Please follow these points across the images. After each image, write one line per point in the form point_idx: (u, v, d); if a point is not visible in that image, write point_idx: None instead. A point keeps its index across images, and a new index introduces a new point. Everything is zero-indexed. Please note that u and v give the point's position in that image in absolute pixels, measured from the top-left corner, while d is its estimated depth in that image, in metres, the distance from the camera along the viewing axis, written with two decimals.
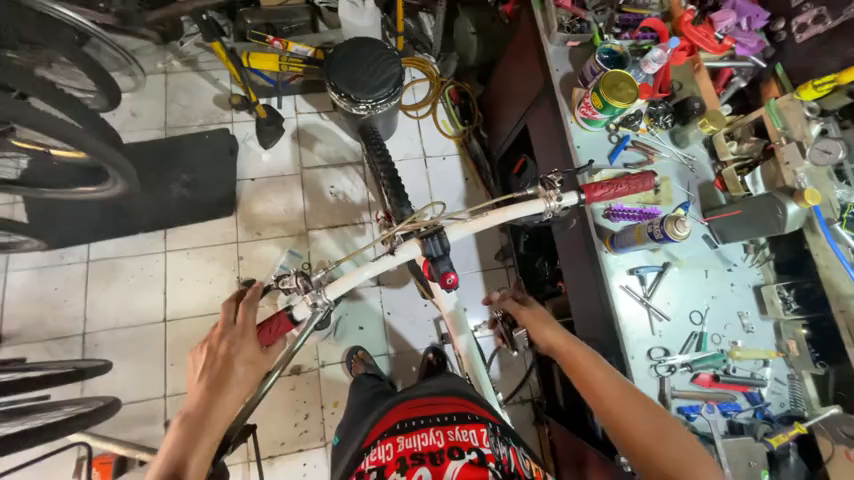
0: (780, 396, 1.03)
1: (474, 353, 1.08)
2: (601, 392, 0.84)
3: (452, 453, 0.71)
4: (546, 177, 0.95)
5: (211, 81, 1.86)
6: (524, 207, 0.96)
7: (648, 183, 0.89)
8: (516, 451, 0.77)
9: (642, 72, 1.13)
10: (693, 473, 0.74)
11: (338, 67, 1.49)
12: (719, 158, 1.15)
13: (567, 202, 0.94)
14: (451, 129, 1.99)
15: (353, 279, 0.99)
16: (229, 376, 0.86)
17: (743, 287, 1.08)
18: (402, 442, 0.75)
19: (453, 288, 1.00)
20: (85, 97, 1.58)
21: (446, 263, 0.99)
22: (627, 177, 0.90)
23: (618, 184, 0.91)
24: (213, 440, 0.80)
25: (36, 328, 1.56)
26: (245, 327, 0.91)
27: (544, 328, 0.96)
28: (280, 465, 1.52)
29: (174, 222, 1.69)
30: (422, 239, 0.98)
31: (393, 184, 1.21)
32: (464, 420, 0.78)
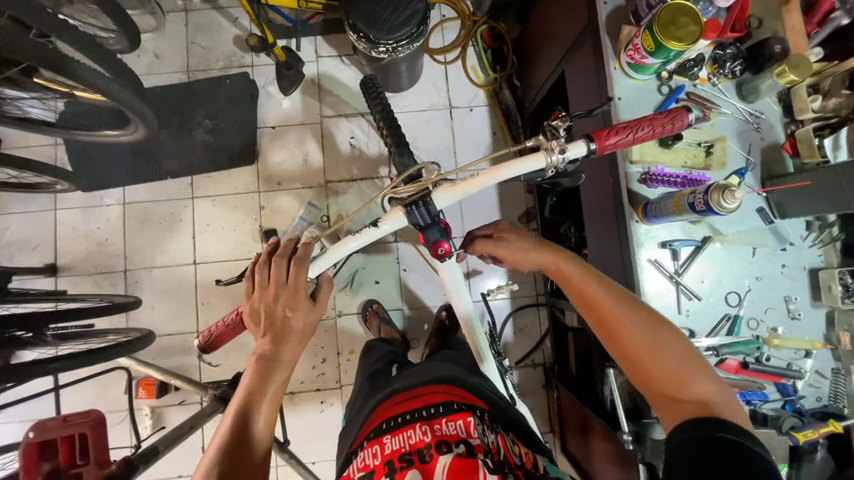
0: (818, 390, 0.94)
1: (474, 319, 1.08)
2: (594, 306, 0.78)
3: (440, 447, 0.66)
4: (549, 124, 0.83)
5: (231, 20, 1.78)
6: (522, 164, 0.85)
7: (678, 122, 0.78)
8: (505, 436, 0.74)
9: (713, 5, 0.93)
10: (689, 381, 0.71)
11: (359, 2, 1.35)
12: (795, 116, 0.96)
13: (572, 154, 0.83)
14: (480, 77, 1.81)
15: (339, 251, 0.94)
16: (285, 327, 0.86)
17: (797, 269, 0.95)
18: (388, 443, 0.70)
19: (446, 257, 0.97)
20: (108, 37, 1.56)
21: (436, 231, 0.94)
22: (652, 118, 0.78)
23: (638, 127, 0.79)
24: (272, 400, 0.82)
25: (84, 263, 1.70)
26: (297, 287, 0.87)
27: (528, 253, 0.88)
28: (300, 401, 1.65)
29: (199, 169, 1.73)
30: (407, 206, 0.92)
31: (393, 132, 1.09)
32: (451, 410, 0.73)
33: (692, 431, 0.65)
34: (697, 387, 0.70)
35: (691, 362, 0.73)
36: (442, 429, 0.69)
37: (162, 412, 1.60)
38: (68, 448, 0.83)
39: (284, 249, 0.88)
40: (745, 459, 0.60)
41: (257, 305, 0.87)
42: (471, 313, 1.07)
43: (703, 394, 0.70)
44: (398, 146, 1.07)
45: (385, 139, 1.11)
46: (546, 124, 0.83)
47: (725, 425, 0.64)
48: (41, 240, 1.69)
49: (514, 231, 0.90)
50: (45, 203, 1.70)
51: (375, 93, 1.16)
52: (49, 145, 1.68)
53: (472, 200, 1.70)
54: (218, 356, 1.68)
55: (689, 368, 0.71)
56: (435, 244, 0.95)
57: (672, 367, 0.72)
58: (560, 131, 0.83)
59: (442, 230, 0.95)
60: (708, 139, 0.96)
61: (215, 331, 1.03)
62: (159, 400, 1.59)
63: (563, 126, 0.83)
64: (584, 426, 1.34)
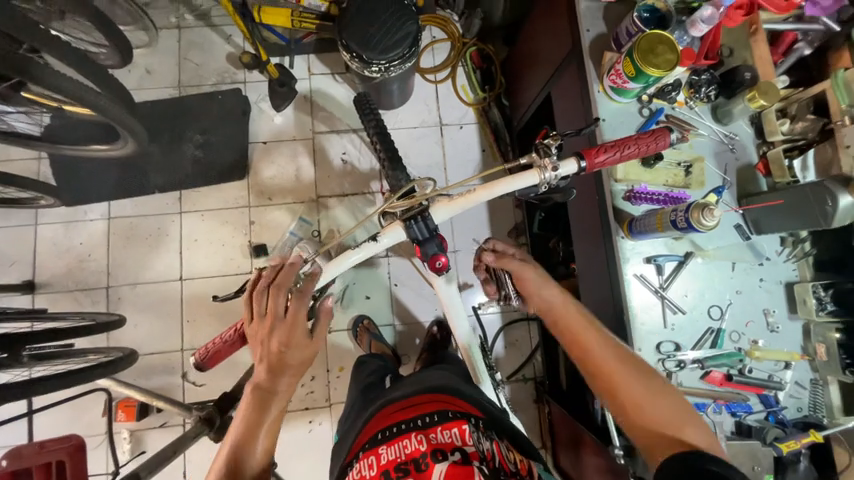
0: (798, 401, 0.97)
1: (466, 333, 1.10)
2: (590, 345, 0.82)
3: (435, 456, 0.66)
4: (541, 143, 0.88)
5: (224, 37, 1.80)
6: (517, 180, 0.90)
7: (662, 141, 0.83)
8: (500, 443, 0.74)
9: (688, 35, 1.00)
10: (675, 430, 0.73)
11: (352, 24, 1.40)
12: (767, 138, 1.01)
13: (564, 171, 0.88)
14: (470, 95, 1.86)
15: (339, 266, 0.99)
16: (282, 357, 0.85)
17: (774, 283, 0.99)
18: (384, 453, 0.70)
19: (444, 270, 0.99)
20: (99, 53, 1.56)
21: (433, 245, 0.97)
22: (637, 138, 0.83)
23: (624, 146, 0.83)
24: (268, 436, 0.80)
25: (65, 280, 1.65)
26: (296, 317, 0.87)
27: (540, 288, 0.91)
28: (288, 421, 1.61)
29: (189, 184, 1.72)
30: (405, 221, 0.95)
31: (387, 148, 1.13)
32: (446, 419, 0.73)
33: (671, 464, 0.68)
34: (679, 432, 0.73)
35: (678, 410, 0.75)
36: (437, 438, 0.70)
37: (143, 435, 1.54)
38: (44, 477, 0.80)
39: (283, 281, 0.89)
40: None
41: (256, 334, 0.87)
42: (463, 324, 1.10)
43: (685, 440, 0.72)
44: (392, 161, 1.10)
45: (379, 154, 1.14)
46: (539, 141, 0.88)
47: (706, 458, 0.66)
48: (20, 256, 1.64)
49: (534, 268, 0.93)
50: (26, 218, 1.65)
51: (370, 112, 1.21)
52: (33, 159, 1.65)
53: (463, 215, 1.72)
54: (203, 374, 1.64)
55: (675, 414, 0.74)
56: (432, 259, 0.97)
57: (659, 415, 0.74)
58: (552, 148, 0.87)
59: (440, 244, 0.97)
60: (686, 159, 1.01)
61: (209, 351, 1.14)
62: (139, 422, 1.53)
63: (555, 144, 0.88)
64: (575, 441, 1.34)
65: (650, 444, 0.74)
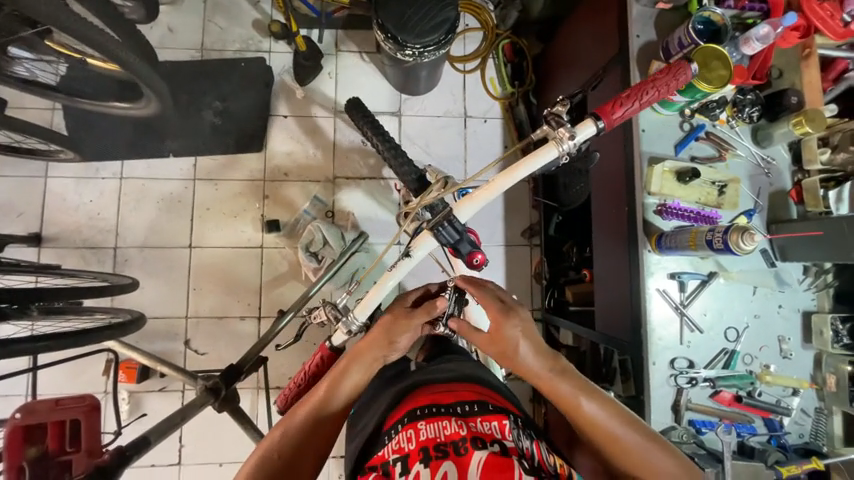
0: (801, 427, 0.99)
1: None
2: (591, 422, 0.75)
3: (475, 443, 0.67)
4: (550, 112, 0.86)
5: (252, 3, 1.74)
6: (536, 157, 0.87)
7: (683, 75, 0.81)
8: (540, 445, 0.73)
9: (738, 51, 0.97)
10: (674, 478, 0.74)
11: (388, 5, 1.35)
12: (804, 166, 1.01)
13: (583, 135, 0.85)
14: (498, 89, 1.82)
15: (379, 293, 0.99)
16: (357, 353, 0.84)
17: (792, 311, 1.00)
18: (423, 429, 0.70)
19: (484, 266, 0.96)
20: (123, 6, 1.50)
21: (466, 245, 0.94)
22: (652, 80, 0.81)
23: (642, 92, 0.82)
24: (312, 457, 0.77)
25: (72, 236, 1.62)
26: (373, 344, 0.84)
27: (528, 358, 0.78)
28: None
29: (204, 150, 1.68)
30: (433, 228, 0.93)
31: (386, 143, 1.09)
32: (486, 410, 0.74)
33: None
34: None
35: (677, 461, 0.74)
36: (477, 427, 0.70)
37: (141, 398, 1.54)
38: (57, 434, 0.80)
39: (400, 311, 0.86)
40: None
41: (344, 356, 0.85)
42: None
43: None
44: (394, 154, 1.07)
45: (380, 153, 1.11)
46: (547, 113, 0.86)
47: None
48: (28, 208, 1.61)
49: (522, 324, 0.79)
50: (36, 169, 1.62)
51: (363, 116, 1.18)
52: (46, 109, 1.61)
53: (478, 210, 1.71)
54: (206, 343, 1.64)
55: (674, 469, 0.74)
56: (468, 257, 0.94)
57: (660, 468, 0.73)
58: (563, 116, 0.85)
59: (472, 242, 0.94)
60: (722, 179, 1.00)
61: (288, 393, 1.08)
62: (139, 384, 1.53)
63: (565, 112, 0.85)
64: None
65: None
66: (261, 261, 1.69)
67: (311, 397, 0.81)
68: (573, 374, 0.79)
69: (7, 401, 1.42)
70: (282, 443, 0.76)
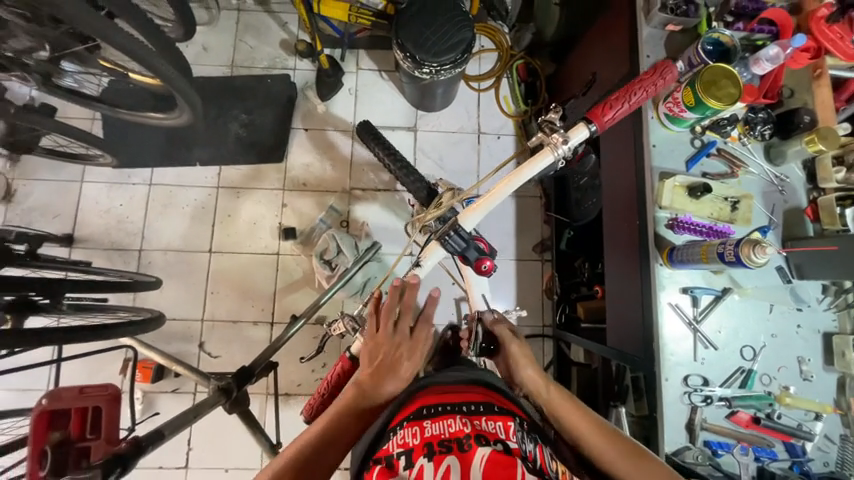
0: (826, 455, 0.94)
1: None
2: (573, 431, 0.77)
3: (479, 440, 0.68)
4: (544, 123, 0.90)
5: (280, 24, 1.86)
6: (535, 161, 0.90)
7: (665, 75, 0.89)
8: (544, 449, 0.72)
9: (749, 71, 0.99)
10: None
11: (407, 26, 1.44)
12: (819, 184, 1.00)
13: (576, 139, 0.89)
14: (511, 107, 1.88)
15: None
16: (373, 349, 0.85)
17: (811, 331, 0.97)
18: (428, 426, 0.70)
19: (491, 274, 0.97)
20: (164, 26, 1.62)
21: (474, 250, 0.95)
22: (638, 83, 0.88)
23: (630, 94, 0.88)
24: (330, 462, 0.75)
25: (101, 238, 1.71)
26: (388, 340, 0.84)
27: (528, 366, 0.86)
28: (294, 404, 1.62)
29: (229, 160, 1.77)
30: (440, 237, 0.94)
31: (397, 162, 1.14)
32: (492, 411, 0.73)
33: None
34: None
35: None
36: (481, 425, 0.70)
37: (154, 398, 1.57)
38: (80, 420, 0.83)
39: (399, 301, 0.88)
40: None
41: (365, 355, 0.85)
42: None
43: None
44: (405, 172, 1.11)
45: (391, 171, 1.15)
46: (541, 121, 0.90)
47: None
48: (63, 210, 1.71)
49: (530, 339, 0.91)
50: (73, 174, 1.72)
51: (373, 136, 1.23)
52: (88, 118, 1.73)
53: (489, 223, 1.73)
54: (219, 347, 1.68)
55: None
56: (477, 263, 0.95)
57: None
58: (557, 123, 0.89)
59: (479, 249, 0.95)
60: (735, 195, 1.00)
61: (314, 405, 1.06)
62: (153, 385, 1.56)
63: (559, 118, 0.89)
64: None
65: None
66: (276, 267, 1.74)
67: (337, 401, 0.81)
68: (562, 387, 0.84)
69: (27, 394, 1.47)
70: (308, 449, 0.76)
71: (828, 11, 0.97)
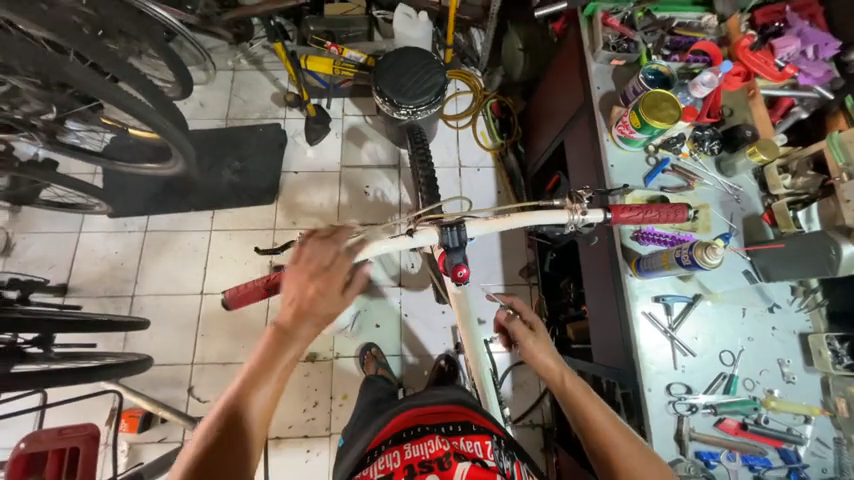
0: (822, 460, 0.92)
1: (485, 373, 1.14)
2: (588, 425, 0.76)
3: (459, 457, 0.68)
4: (576, 191, 0.91)
5: (271, 80, 2.03)
6: (548, 216, 0.92)
7: (680, 214, 0.87)
8: (520, 466, 0.74)
9: (690, 95, 1.09)
10: None
11: (385, 74, 1.57)
12: (771, 191, 1.06)
13: (591, 219, 0.91)
14: (488, 141, 2.01)
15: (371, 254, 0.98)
16: (317, 273, 0.76)
17: (786, 332, 0.99)
18: (408, 449, 0.70)
19: (464, 283, 1.01)
20: (164, 86, 1.77)
21: (459, 255, 0.99)
22: (660, 206, 0.87)
23: (648, 209, 0.87)
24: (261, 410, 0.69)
25: (95, 286, 1.74)
26: (334, 271, 0.76)
27: (546, 356, 0.88)
28: (286, 447, 1.57)
29: (223, 204, 1.85)
30: (441, 226, 0.96)
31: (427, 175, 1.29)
32: (470, 431, 0.74)
33: None
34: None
35: None
36: (460, 444, 0.70)
37: (140, 449, 1.52)
38: (57, 464, 0.82)
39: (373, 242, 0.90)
40: None
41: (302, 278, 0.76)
42: (479, 357, 1.15)
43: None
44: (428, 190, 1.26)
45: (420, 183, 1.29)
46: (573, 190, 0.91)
47: None
48: (60, 259, 1.76)
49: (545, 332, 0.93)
50: (72, 225, 1.79)
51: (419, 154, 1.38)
52: (89, 172, 1.83)
53: (475, 251, 1.78)
54: (209, 391, 1.65)
55: None
56: (454, 269, 0.99)
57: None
58: (584, 198, 0.91)
59: (464, 257, 0.99)
60: (693, 206, 1.07)
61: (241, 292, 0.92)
62: (140, 435, 1.52)
63: (587, 194, 0.91)
64: None
65: None
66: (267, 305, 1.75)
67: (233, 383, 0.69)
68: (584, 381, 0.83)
69: None
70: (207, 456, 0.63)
71: (750, 41, 1.08)
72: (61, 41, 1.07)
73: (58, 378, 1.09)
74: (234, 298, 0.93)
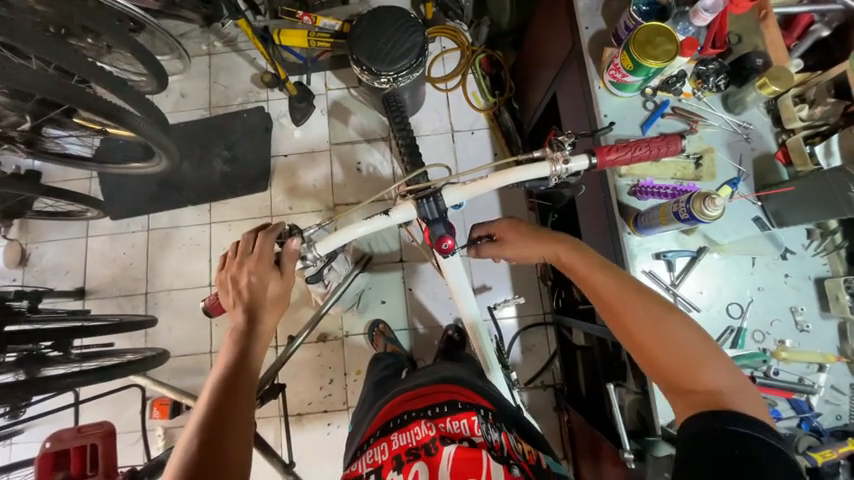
0: (837, 407, 0.89)
1: (480, 327, 1.10)
2: (597, 293, 0.79)
3: (445, 439, 0.67)
4: (556, 138, 0.87)
5: (249, 60, 1.94)
6: (529, 169, 0.88)
7: (672, 147, 0.79)
8: (509, 436, 0.75)
9: (692, 25, 0.97)
10: (698, 367, 0.69)
11: (360, 40, 1.47)
12: (785, 126, 0.96)
13: (574, 167, 0.86)
14: (480, 102, 1.89)
15: (344, 236, 0.98)
16: (260, 264, 0.88)
17: (801, 279, 0.93)
18: (396, 439, 0.71)
19: (449, 254, 0.98)
20: (140, 81, 1.71)
21: (441, 225, 0.96)
22: (649, 140, 0.79)
23: (637, 146, 0.80)
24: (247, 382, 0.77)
25: (110, 287, 1.81)
26: (262, 253, 0.89)
27: (534, 246, 0.90)
28: (307, 422, 1.65)
29: (217, 196, 1.84)
30: (418, 198, 0.94)
31: (408, 144, 1.19)
32: (456, 410, 0.74)
33: (697, 421, 0.64)
34: (705, 377, 0.68)
35: (705, 349, 0.70)
36: (446, 427, 0.71)
37: (174, 433, 1.63)
38: (80, 458, 0.94)
39: (273, 228, 0.93)
40: (752, 457, 0.58)
41: (236, 272, 0.88)
42: (477, 318, 1.10)
43: (714, 385, 0.67)
44: (412, 156, 1.17)
45: (402, 156, 1.19)
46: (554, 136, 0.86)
47: (737, 418, 0.62)
48: (73, 265, 1.82)
49: (514, 229, 0.93)
50: (78, 231, 1.84)
51: (402, 124, 1.27)
52: (85, 177, 1.84)
53: (475, 218, 1.72)
54: None
55: (701, 356, 0.69)
56: (439, 240, 0.97)
57: (679, 342, 0.71)
58: (566, 144, 0.86)
59: (447, 227, 0.97)
60: (695, 152, 0.98)
61: (222, 283, 0.88)
62: (172, 420, 1.62)
63: (569, 140, 0.86)
64: (595, 453, 1.26)
65: (676, 392, 0.70)
66: None
67: (210, 382, 0.76)
68: (587, 250, 0.84)
69: None
70: (204, 435, 0.67)
71: None
72: (18, 45, 1.00)
73: (79, 380, 1.15)
74: (213, 306, 0.98)
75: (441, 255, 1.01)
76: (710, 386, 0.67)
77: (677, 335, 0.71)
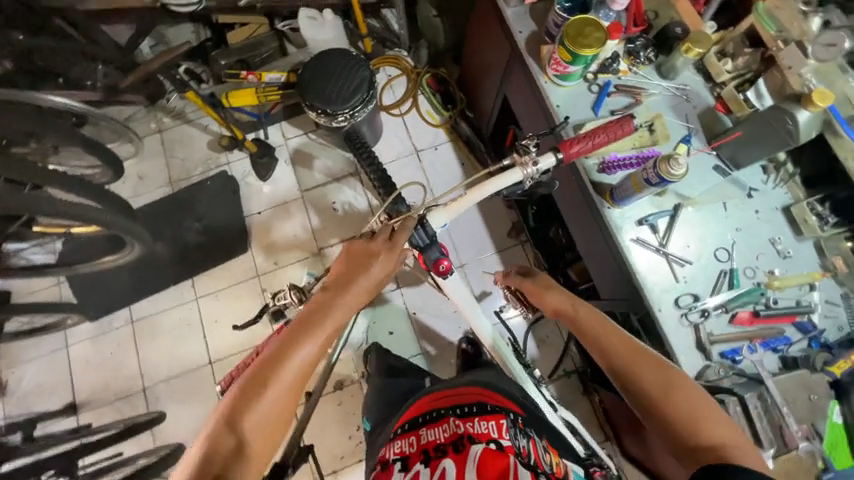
0: (837, 319, 0.95)
1: (500, 343, 1.06)
2: (600, 346, 0.79)
3: (472, 438, 0.69)
4: (520, 143, 0.91)
5: (201, 129, 1.94)
6: (502, 179, 0.91)
7: (626, 127, 0.84)
8: (537, 444, 0.76)
9: (612, 11, 1.06)
10: (702, 423, 0.69)
11: (309, 86, 1.50)
12: (716, 80, 1.06)
13: (544, 165, 0.89)
14: (436, 118, 1.95)
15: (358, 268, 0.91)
16: None
17: (770, 211, 1.00)
18: (424, 434, 0.73)
19: (448, 274, 1.00)
20: (94, 174, 1.67)
21: (435, 249, 0.97)
22: (604, 126, 0.85)
23: (595, 134, 0.86)
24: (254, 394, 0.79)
25: (103, 392, 1.70)
26: None
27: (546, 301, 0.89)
28: (345, 476, 1.59)
29: (198, 269, 1.79)
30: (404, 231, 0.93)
31: (379, 175, 1.20)
32: (485, 411, 0.76)
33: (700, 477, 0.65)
34: (708, 430, 0.69)
35: (707, 405, 0.71)
36: (473, 426, 0.72)
37: None
38: None
39: None
40: None
41: None
42: (494, 334, 1.06)
43: (717, 439, 0.68)
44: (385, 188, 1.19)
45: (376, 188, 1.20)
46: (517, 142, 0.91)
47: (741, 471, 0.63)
48: (58, 379, 1.70)
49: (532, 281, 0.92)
50: (56, 342, 1.73)
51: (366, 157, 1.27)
52: (53, 285, 1.75)
53: (459, 228, 1.75)
54: None
55: (705, 412, 0.70)
56: (435, 264, 0.98)
57: (683, 399, 0.71)
58: (530, 146, 0.90)
59: (441, 250, 0.98)
60: (646, 120, 1.05)
61: None
62: None
63: (531, 142, 0.90)
64: (635, 426, 1.27)
65: (682, 451, 0.70)
66: None
67: None
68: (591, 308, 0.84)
69: None
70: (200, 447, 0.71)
71: None
72: None
73: None
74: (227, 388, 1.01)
75: (441, 277, 1.01)
76: (712, 439, 0.68)
77: (680, 394, 0.71)
